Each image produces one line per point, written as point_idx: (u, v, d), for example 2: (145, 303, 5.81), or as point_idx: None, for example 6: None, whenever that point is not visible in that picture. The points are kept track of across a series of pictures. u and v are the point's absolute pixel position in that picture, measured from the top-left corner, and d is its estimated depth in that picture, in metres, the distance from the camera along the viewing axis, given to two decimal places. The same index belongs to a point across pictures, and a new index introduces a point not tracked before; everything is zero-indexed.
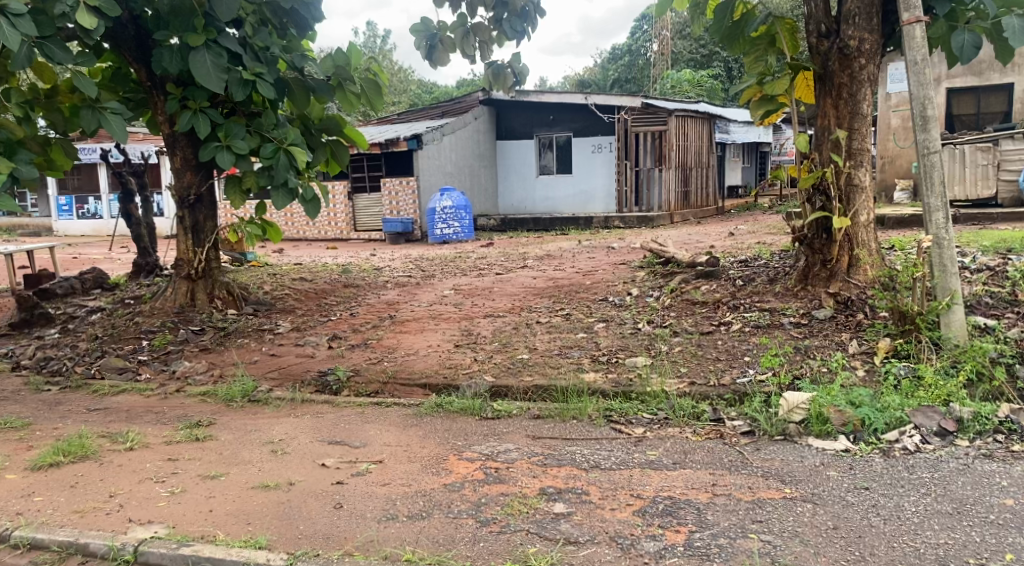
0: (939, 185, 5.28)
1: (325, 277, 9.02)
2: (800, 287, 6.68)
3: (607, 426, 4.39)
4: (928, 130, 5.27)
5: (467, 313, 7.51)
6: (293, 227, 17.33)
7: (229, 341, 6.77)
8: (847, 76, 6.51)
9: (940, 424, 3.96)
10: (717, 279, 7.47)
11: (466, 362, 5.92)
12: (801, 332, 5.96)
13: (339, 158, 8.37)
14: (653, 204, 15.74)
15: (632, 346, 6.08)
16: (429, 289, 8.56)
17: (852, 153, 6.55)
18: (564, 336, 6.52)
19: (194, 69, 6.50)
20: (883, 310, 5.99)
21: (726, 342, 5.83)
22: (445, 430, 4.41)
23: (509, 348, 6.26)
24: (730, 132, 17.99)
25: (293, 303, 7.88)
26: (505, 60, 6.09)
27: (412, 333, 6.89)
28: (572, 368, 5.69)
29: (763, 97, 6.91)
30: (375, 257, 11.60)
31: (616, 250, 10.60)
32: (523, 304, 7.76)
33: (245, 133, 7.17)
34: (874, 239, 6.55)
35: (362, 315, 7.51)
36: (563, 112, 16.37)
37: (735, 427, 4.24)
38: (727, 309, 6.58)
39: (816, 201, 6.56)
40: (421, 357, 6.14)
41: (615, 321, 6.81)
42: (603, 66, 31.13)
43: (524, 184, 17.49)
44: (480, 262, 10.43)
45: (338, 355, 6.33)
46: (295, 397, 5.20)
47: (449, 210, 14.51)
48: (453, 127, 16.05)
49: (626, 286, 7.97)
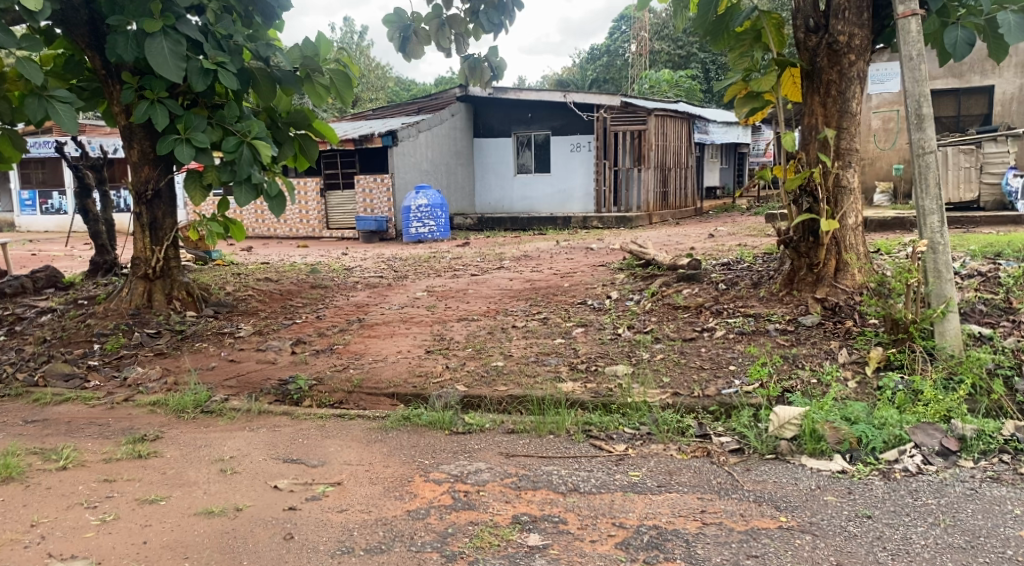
0: (934, 187, 5.03)
1: (292, 277, 8.65)
2: (786, 291, 6.43)
3: (587, 443, 4.09)
4: (923, 129, 5.02)
5: (439, 316, 7.19)
6: (263, 224, 16.90)
7: (187, 346, 6.41)
8: (836, 73, 6.27)
9: (941, 443, 3.70)
10: (699, 282, 7.20)
11: (437, 370, 5.60)
12: (787, 339, 5.69)
13: (308, 154, 8.01)
14: (632, 204, 15.50)
15: (613, 353, 5.78)
16: (401, 291, 8.22)
17: (841, 153, 6.31)
18: (542, 342, 6.22)
19: (150, 57, 6.12)
20: (873, 316, 5.71)
21: (710, 350, 5.55)
22: (410, 447, 4.08)
23: (483, 355, 5.95)
24: (709, 133, 17.75)
25: (257, 304, 7.50)
26: (482, 54, 5.80)
27: (380, 338, 6.55)
28: (549, 377, 5.38)
29: (748, 94, 6.72)
30: (347, 256, 11.24)
31: (595, 251, 10.31)
32: (498, 307, 7.45)
33: (205, 126, 6.78)
34: (862, 242, 6.31)
35: (329, 318, 7.16)
36: (541, 110, 16.09)
37: (722, 444, 3.96)
38: (710, 315, 6.31)
39: (803, 202, 6.31)
40: (389, 364, 5.81)
41: (594, 326, 6.52)
42: (582, 66, 30.91)
43: (502, 182, 17.17)
44: (455, 263, 10.09)
45: (302, 362, 5.98)
46: (253, 408, 4.86)
47: (425, 208, 14.17)
48: (429, 124, 15.69)
49: (606, 289, 7.68)
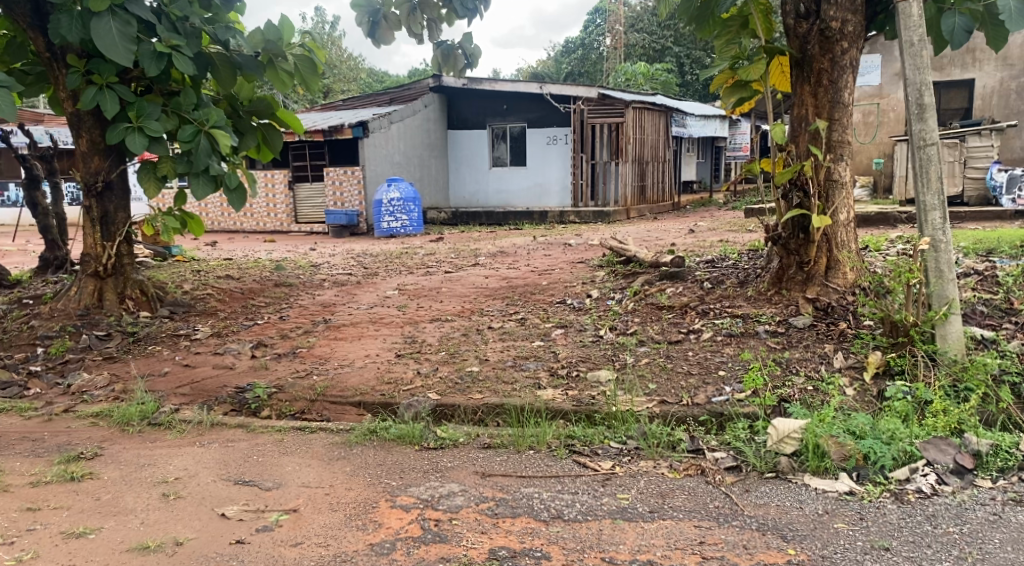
0: (936, 181, 4.74)
1: (255, 274, 8.21)
2: (774, 290, 6.12)
3: (570, 460, 3.74)
4: (925, 120, 4.72)
5: (411, 317, 6.81)
6: (229, 218, 16.38)
7: (138, 349, 6.00)
8: (828, 61, 5.97)
9: (956, 460, 3.40)
10: (682, 281, 6.89)
11: (408, 377, 5.23)
12: (778, 342, 5.38)
13: (272, 144, 7.59)
14: (609, 198, 15.22)
15: (596, 357, 5.44)
16: (370, 289, 7.84)
17: (832, 145, 6.01)
18: (519, 345, 5.89)
19: (97, 38, 5.66)
20: (868, 318, 5.40)
21: (697, 354, 5.24)
22: (376, 466, 3.72)
23: (457, 359, 5.59)
24: (687, 126, 17.23)
25: (216, 304, 7.08)
26: (455, 40, 5.41)
27: (348, 340, 6.17)
28: (528, 385, 5.04)
29: (737, 83, 6.37)
30: (316, 252, 10.83)
31: (573, 248, 9.99)
32: (473, 307, 7.10)
33: (159, 114, 6.35)
34: (854, 239, 6.02)
35: (293, 319, 6.76)
36: (517, 102, 15.69)
37: (718, 461, 3.64)
38: (696, 315, 5.99)
39: (793, 196, 6.01)
40: (357, 370, 5.43)
41: (574, 328, 6.20)
42: (557, 60, 30.60)
43: (476, 175, 16.79)
44: (427, 259, 9.72)
45: (262, 368, 5.60)
46: (204, 420, 4.45)
47: (397, 202, 13.77)
48: (401, 115, 15.26)
49: (585, 288, 7.35)
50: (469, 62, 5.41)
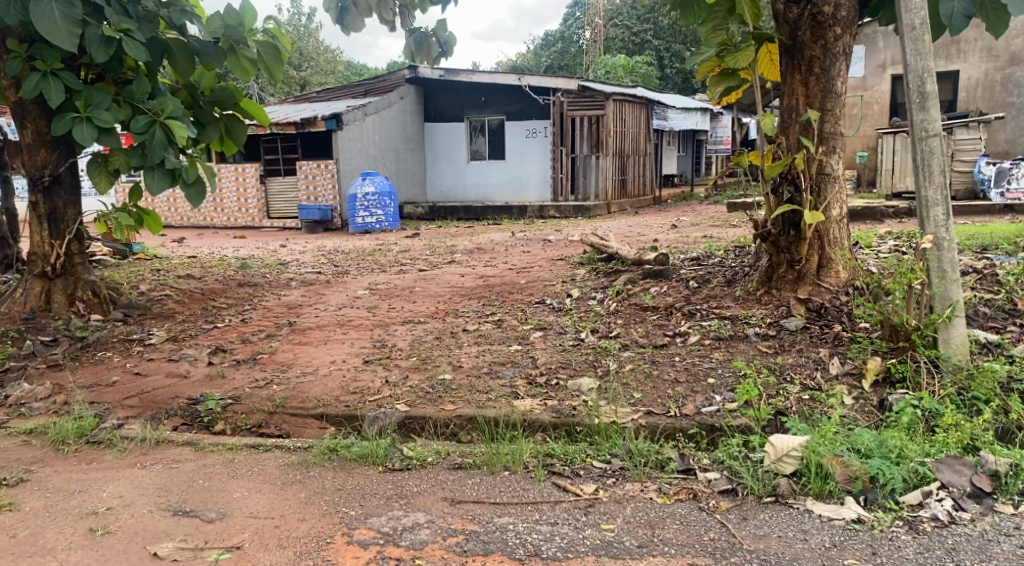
0: (939, 175, 4.42)
1: (218, 274, 7.80)
2: (763, 290, 5.80)
3: (549, 484, 3.41)
4: (927, 110, 4.41)
5: (381, 318, 6.44)
6: (199, 213, 15.91)
7: (87, 356, 5.61)
8: (819, 48, 5.66)
9: (973, 482, 3.11)
10: (667, 279, 6.57)
11: (375, 386, 4.87)
12: (770, 346, 5.06)
13: (235, 136, 7.12)
14: (590, 192, 14.94)
15: (577, 363, 5.11)
16: (339, 289, 7.45)
17: (825, 137, 5.70)
18: (495, 349, 5.56)
19: (36, 21, 5.22)
20: (865, 321, 5.10)
21: (684, 360, 4.93)
22: (333, 492, 3.38)
23: (429, 365, 5.24)
24: (668, 119, 16.89)
25: (174, 305, 6.67)
26: (430, 28, 5.18)
27: (313, 345, 5.80)
28: (505, 394, 4.69)
29: (723, 71, 6.00)
30: (286, 249, 10.43)
31: (553, 244, 9.67)
32: (447, 308, 6.74)
33: (109, 103, 5.90)
34: (847, 236, 5.72)
35: (255, 321, 6.39)
36: (495, 94, 15.31)
37: (711, 483, 3.33)
38: (682, 317, 5.67)
39: (783, 191, 5.70)
40: (320, 378, 5.06)
41: (553, 330, 5.88)
42: (536, 53, 30.25)
43: (454, 169, 16.39)
44: (401, 256, 9.33)
45: (218, 377, 5.22)
46: (148, 437, 4.07)
47: (372, 196, 13.37)
48: (376, 107, 14.84)
49: (565, 287, 7.02)
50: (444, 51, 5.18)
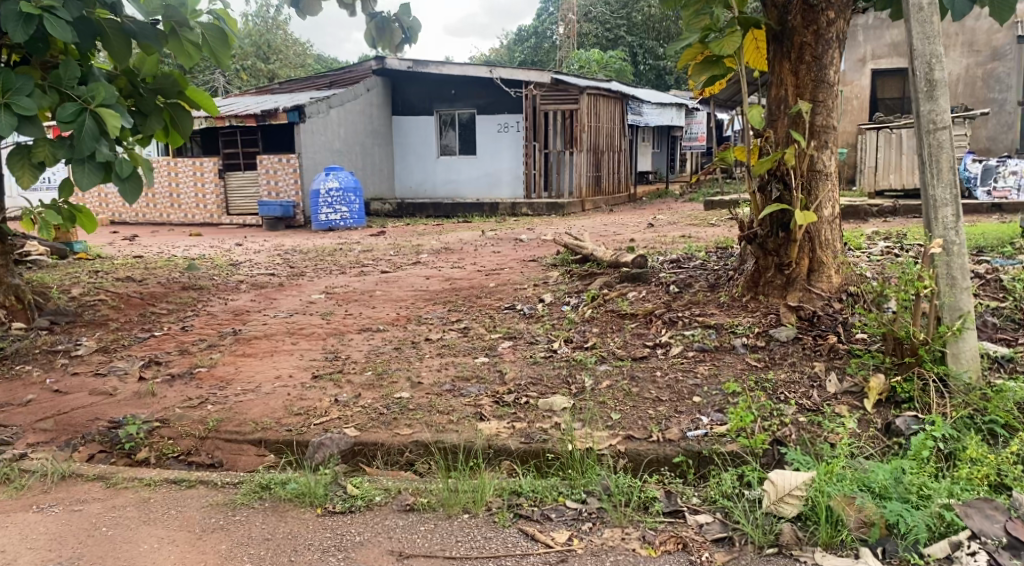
0: (949, 171, 3.99)
1: (162, 276, 7.24)
2: (749, 296, 5.36)
3: (514, 531, 2.96)
4: (935, 100, 3.98)
5: (337, 326, 5.92)
6: (156, 209, 15.23)
7: (2, 371, 5.06)
8: (811, 34, 5.24)
9: (1008, 532, 2.70)
10: (645, 283, 6.12)
11: (321, 406, 4.37)
12: (759, 359, 4.62)
13: (180, 127, 6.42)
14: (564, 190, 14.48)
15: (549, 378, 4.64)
16: (292, 292, 6.91)
17: (815, 131, 5.28)
18: (459, 362, 5.07)
19: None
20: (862, 332, 4.66)
21: (666, 375, 4.47)
22: (260, 544, 2.94)
23: (385, 381, 4.73)
24: (643, 114, 16.46)
25: (108, 311, 6.10)
26: (392, 12, 4.85)
27: (257, 358, 5.28)
28: (467, 416, 4.20)
29: (707, 59, 5.46)
30: (242, 248, 9.86)
31: (525, 243, 9.21)
32: (409, 314, 6.23)
33: (31, 89, 5.31)
34: (840, 238, 5.29)
35: (197, 330, 5.86)
36: (466, 86, 14.79)
37: (702, 529, 2.91)
38: (662, 325, 5.22)
39: (772, 190, 5.26)
40: (262, 397, 4.54)
41: (524, 340, 5.41)
42: (509, 47, 29.73)
43: (423, 164, 15.83)
44: (363, 256, 8.80)
45: (148, 394, 4.69)
46: (51, 471, 3.53)
47: (336, 192, 12.80)
48: (341, 99, 14.28)
49: (537, 291, 6.55)
50: (407, 37, 4.85)
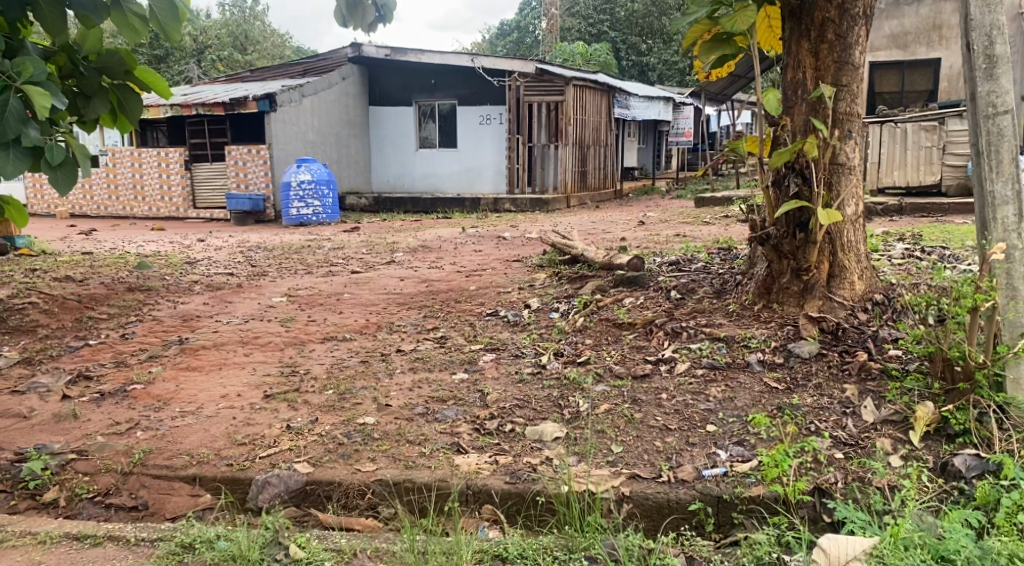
0: (1011, 164, 3.40)
1: (108, 276, 6.53)
2: (761, 304, 4.74)
3: None
4: (996, 79, 3.38)
5: (298, 335, 5.26)
6: (119, 202, 14.46)
7: None
8: (835, 8, 4.62)
9: None
10: (643, 288, 5.50)
11: (269, 435, 3.71)
12: (778, 379, 4.01)
13: (129, 114, 5.08)
14: (548, 184, 13.86)
15: (538, 400, 4.00)
16: (250, 295, 6.24)
17: (838, 119, 4.67)
18: (435, 379, 4.42)
19: None
20: (897, 349, 4.04)
21: (674, 399, 3.86)
22: None
23: (347, 403, 4.08)
24: (630, 107, 15.81)
25: (39, 316, 5.40)
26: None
27: (203, 373, 4.62)
28: (441, 448, 3.55)
29: (717, 36, 4.78)
30: (204, 244, 9.18)
31: (507, 242, 8.57)
32: (379, 321, 5.58)
33: None
34: (864, 239, 4.70)
35: (138, 338, 5.17)
36: (446, 76, 14.12)
37: None
38: (665, 337, 4.59)
39: (789, 185, 4.63)
40: (201, 423, 3.88)
41: (507, 353, 4.77)
42: (491, 41, 29.09)
43: (401, 157, 15.13)
44: (333, 254, 8.14)
45: (69, 416, 4.01)
46: None
47: (308, 185, 12.09)
48: (315, 87, 13.58)
49: (522, 296, 5.92)
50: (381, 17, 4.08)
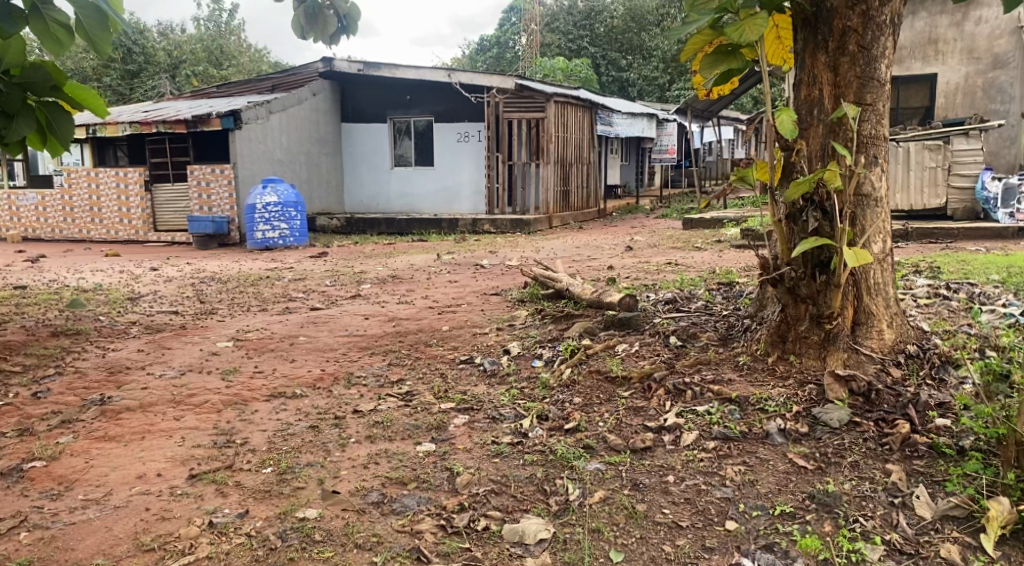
0: None
1: (33, 319, 5.78)
2: (775, 356, 4.01)
3: None
4: None
5: (240, 391, 4.53)
6: (75, 224, 13.66)
7: None
8: (858, 15, 3.90)
9: None
10: (637, 331, 4.82)
11: (186, 535, 3.02)
12: (805, 455, 3.33)
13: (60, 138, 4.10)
14: (529, 205, 13.22)
15: (519, 482, 3.31)
16: (194, 339, 5.51)
17: (862, 143, 3.98)
18: (397, 451, 3.71)
19: None
20: (944, 420, 3.37)
21: (683, 484, 3.19)
22: None
23: (288, 486, 3.38)
24: (612, 124, 15.18)
25: None
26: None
27: (121, 443, 3.89)
28: (398, 555, 2.88)
29: (719, 49, 4.08)
30: (155, 274, 8.44)
31: (485, 271, 7.89)
32: (337, 371, 4.86)
33: None
34: (893, 279, 4.04)
35: (52, 398, 4.43)
36: (421, 91, 13.46)
37: None
38: (667, 397, 3.90)
39: (807, 219, 3.94)
40: (106, 516, 3.17)
41: (482, 416, 4.06)
42: (470, 57, 28.52)
43: (375, 175, 14.42)
44: (294, 286, 7.43)
45: None
46: None
47: (274, 207, 11.37)
48: (282, 103, 12.87)
49: (501, 339, 5.22)
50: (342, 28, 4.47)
